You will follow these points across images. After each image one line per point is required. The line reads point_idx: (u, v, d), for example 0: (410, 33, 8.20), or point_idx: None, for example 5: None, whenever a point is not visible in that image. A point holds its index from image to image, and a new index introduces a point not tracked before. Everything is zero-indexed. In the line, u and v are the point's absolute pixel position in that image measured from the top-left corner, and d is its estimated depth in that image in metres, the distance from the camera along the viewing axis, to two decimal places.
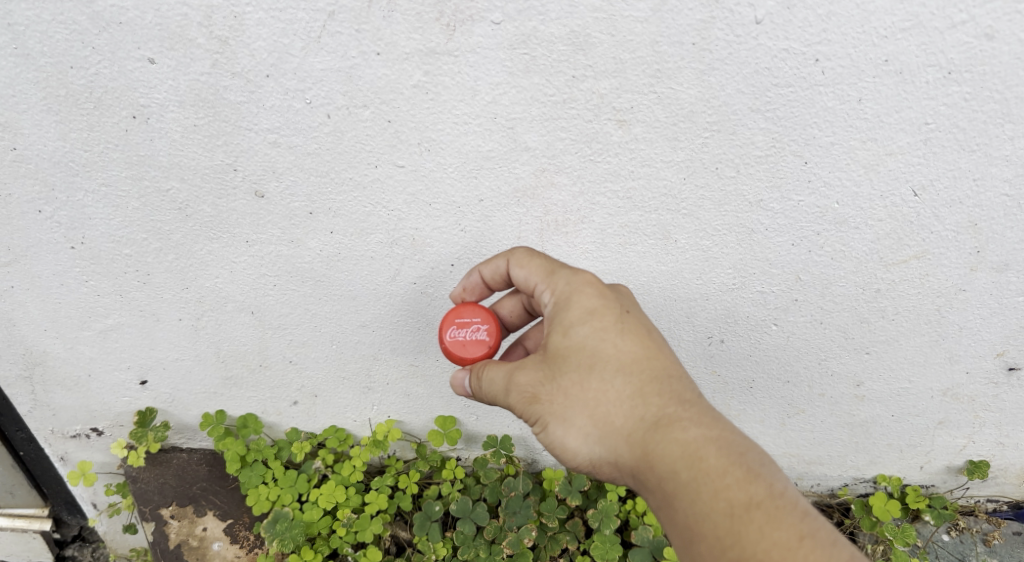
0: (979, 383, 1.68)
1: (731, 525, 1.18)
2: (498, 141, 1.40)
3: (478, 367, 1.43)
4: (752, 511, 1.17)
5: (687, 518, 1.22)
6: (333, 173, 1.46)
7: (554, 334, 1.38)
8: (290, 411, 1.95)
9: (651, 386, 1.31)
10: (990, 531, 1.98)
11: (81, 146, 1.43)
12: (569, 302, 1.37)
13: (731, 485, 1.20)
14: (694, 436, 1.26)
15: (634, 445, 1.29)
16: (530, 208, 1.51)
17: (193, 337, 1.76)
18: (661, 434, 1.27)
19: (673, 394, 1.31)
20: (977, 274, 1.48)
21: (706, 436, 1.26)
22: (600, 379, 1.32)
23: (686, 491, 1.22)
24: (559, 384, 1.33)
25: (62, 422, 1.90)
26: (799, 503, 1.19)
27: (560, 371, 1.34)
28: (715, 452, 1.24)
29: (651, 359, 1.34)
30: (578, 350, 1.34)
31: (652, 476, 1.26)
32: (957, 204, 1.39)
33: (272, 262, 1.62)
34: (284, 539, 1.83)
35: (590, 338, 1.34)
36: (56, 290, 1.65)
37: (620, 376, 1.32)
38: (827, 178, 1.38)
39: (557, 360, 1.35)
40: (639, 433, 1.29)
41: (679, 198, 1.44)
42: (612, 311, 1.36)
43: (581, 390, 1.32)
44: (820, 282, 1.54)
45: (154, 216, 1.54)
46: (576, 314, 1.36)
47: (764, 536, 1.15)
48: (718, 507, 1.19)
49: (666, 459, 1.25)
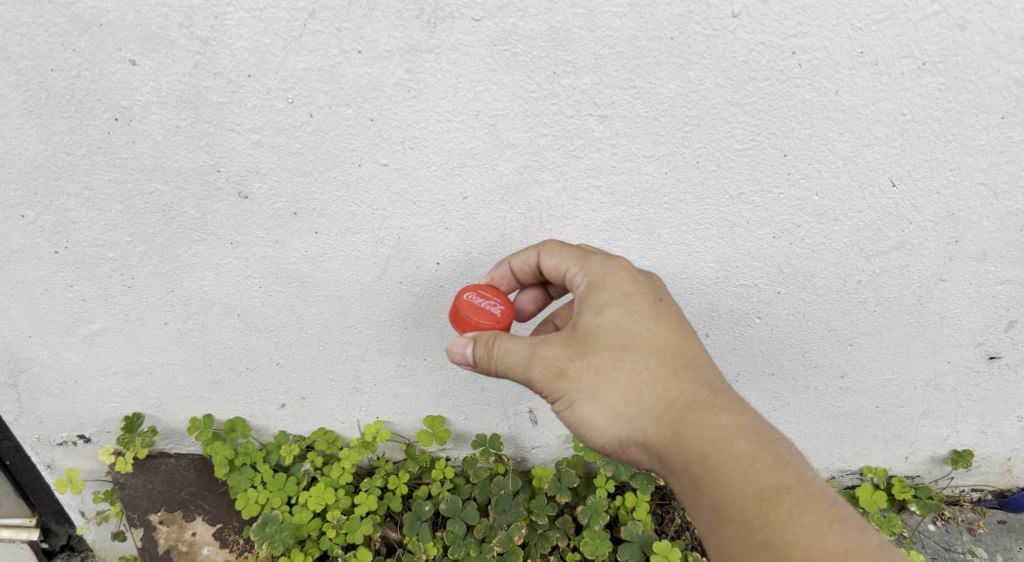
0: (961, 372, 1.70)
1: (761, 509, 1.17)
2: (480, 138, 1.41)
3: (490, 337, 1.36)
4: (783, 496, 1.18)
5: (716, 501, 1.20)
6: (316, 173, 1.47)
7: (586, 312, 1.35)
8: (278, 414, 1.93)
9: (684, 371, 1.30)
10: (975, 520, 1.99)
11: (63, 149, 1.43)
12: (604, 283, 1.34)
13: (762, 470, 1.20)
14: (726, 421, 1.25)
15: (665, 426, 1.27)
16: (513, 205, 1.52)
17: (180, 341, 1.75)
18: (694, 417, 1.25)
19: (704, 381, 1.30)
20: (956, 263, 1.50)
21: (738, 423, 1.25)
22: (634, 360, 1.30)
23: (716, 474, 1.21)
24: (589, 361, 1.30)
25: (48, 429, 1.89)
26: (826, 491, 1.21)
27: (591, 350, 1.31)
28: (747, 439, 1.23)
29: (684, 345, 1.33)
30: (612, 330, 1.32)
31: (681, 458, 1.24)
32: (934, 194, 1.41)
33: (257, 263, 1.62)
34: (274, 541, 1.81)
35: (624, 319, 1.33)
36: (41, 295, 1.64)
37: (653, 358, 1.30)
38: (806, 170, 1.40)
39: (588, 338, 1.32)
40: (670, 415, 1.27)
41: (661, 192, 1.46)
42: (647, 296, 1.35)
43: (612, 369, 1.30)
44: (802, 274, 1.55)
45: (138, 219, 1.54)
46: (611, 295, 1.34)
47: (794, 521, 1.16)
48: (749, 490, 1.18)
49: (698, 441, 1.23)
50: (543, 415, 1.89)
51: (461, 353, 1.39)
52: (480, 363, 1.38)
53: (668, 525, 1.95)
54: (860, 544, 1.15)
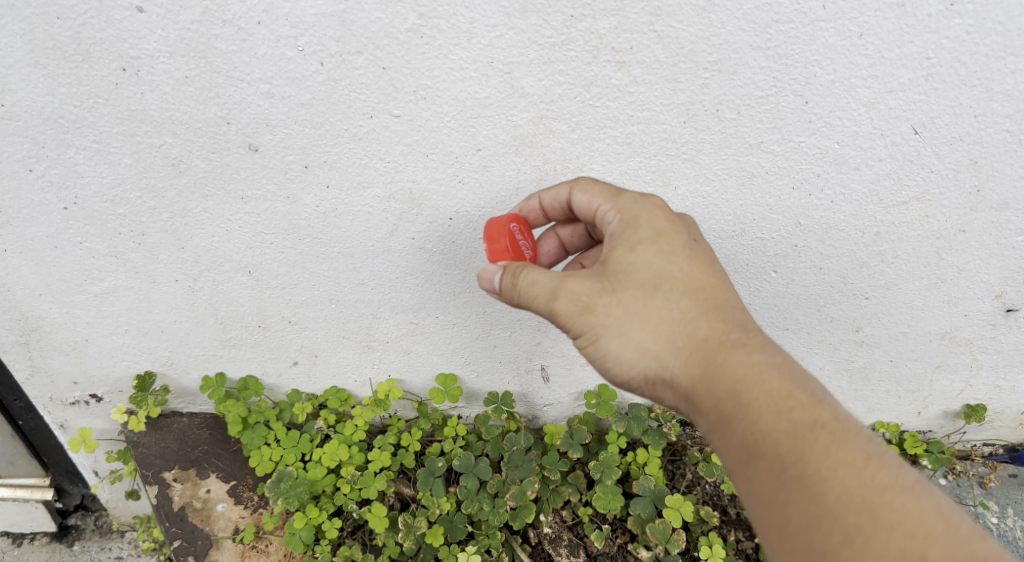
0: (978, 325, 1.69)
1: (795, 444, 1.16)
2: (495, 87, 1.38)
3: (517, 265, 1.37)
4: (817, 431, 1.17)
5: (747, 436, 1.20)
6: (328, 125, 1.44)
7: (618, 250, 1.37)
8: (290, 372, 1.94)
9: (715, 311, 1.32)
10: (987, 474, 2.00)
11: (71, 101, 1.40)
12: (638, 221, 1.36)
13: (796, 407, 1.19)
14: (758, 360, 1.25)
15: (695, 363, 1.28)
16: (528, 157, 1.49)
17: (191, 299, 1.74)
18: (725, 354, 1.27)
19: (735, 322, 1.32)
20: (977, 214, 1.49)
21: (769, 361, 1.25)
22: (665, 298, 1.32)
23: (747, 409, 1.21)
24: (619, 297, 1.32)
25: (60, 388, 1.89)
26: (862, 429, 1.19)
27: (621, 287, 1.33)
28: (780, 376, 1.23)
29: (716, 286, 1.35)
30: (643, 267, 1.34)
31: (710, 394, 1.25)
32: (957, 141, 1.39)
33: (269, 219, 1.60)
34: (289, 496, 1.83)
35: (657, 259, 1.34)
36: (51, 252, 1.62)
37: (685, 297, 1.33)
38: (827, 118, 1.37)
39: (619, 275, 1.34)
40: (700, 353, 1.28)
41: (680, 142, 1.43)
42: (681, 236, 1.36)
43: (643, 305, 1.32)
44: (820, 226, 1.54)
45: (148, 173, 1.52)
46: (645, 234, 1.36)
47: (829, 457, 1.15)
48: (782, 425, 1.18)
49: (730, 376, 1.24)
50: (555, 372, 1.89)
51: (490, 281, 1.40)
52: (505, 291, 1.39)
53: (680, 480, 1.97)
54: (897, 478, 1.13)
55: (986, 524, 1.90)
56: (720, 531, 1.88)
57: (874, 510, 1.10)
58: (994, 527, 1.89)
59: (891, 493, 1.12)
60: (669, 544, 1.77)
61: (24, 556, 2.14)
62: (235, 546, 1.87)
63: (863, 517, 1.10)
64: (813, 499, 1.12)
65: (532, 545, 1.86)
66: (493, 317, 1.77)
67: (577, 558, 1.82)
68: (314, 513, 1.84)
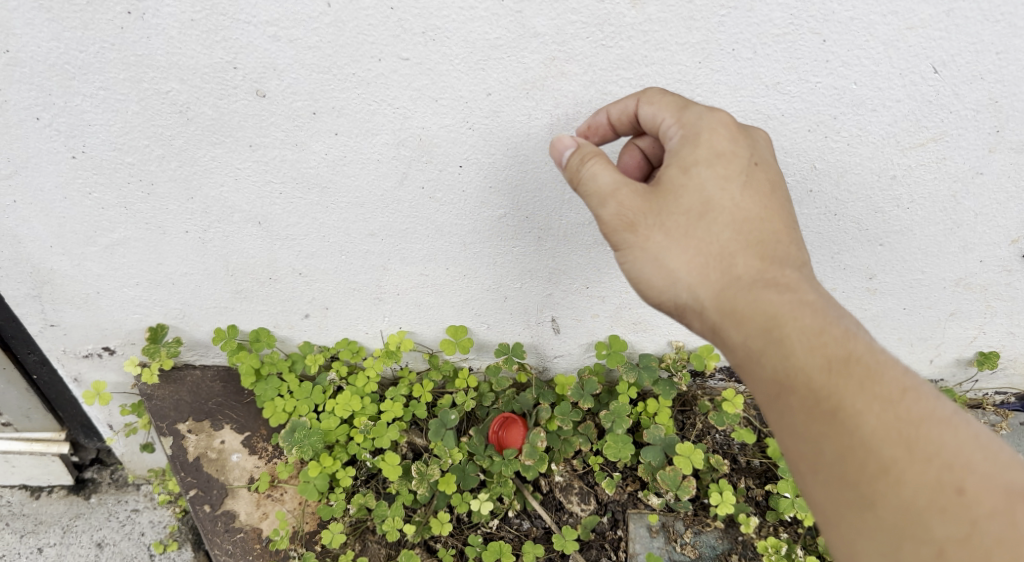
0: (992, 271, 1.68)
1: (830, 377, 1.15)
2: (505, 27, 1.32)
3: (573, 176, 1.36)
4: (853, 365, 1.15)
5: (779, 369, 1.19)
6: (335, 69, 1.39)
7: (673, 169, 1.35)
8: (302, 324, 1.94)
9: (756, 246, 1.31)
10: (998, 421, 2.01)
11: (76, 46, 1.37)
12: (698, 139, 1.31)
13: (831, 342, 1.18)
14: (793, 298, 1.24)
15: (729, 297, 1.28)
16: (539, 101, 1.43)
17: (201, 251, 1.73)
18: (759, 291, 1.27)
19: (772, 259, 1.31)
20: (996, 155, 1.46)
21: (803, 298, 1.24)
22: (708, 228, 1.32)
23: (782, 343, 1.20)
24: (662, 222, 1.33)
25: (74, 341, 1.90)
26: (899, 363, 1.17)
27: (667, 212, 1.33)
28: (814, 314, 1.22)
29: (763, 219, 1.32)
30: (692, 192, 1.33)
31: (742, 330, 1.25)
32: (978, 80, 1.36)
33: (277, 168, 1.56)
34: (303, 446, 1.85)
35: (710, 183, 1.32)
36: (60, 204, 1.61)
37: (728, 229, 1.32)
38: (846, 57, 1.34)
39: (668, 198, 1.34)
40: (732, 291, 1.29)
41: (694, 83, 1.40)
42: (741, 157, 1.32)
43: (685, 233, 1.32)
44: (835, 170, 1.52)
45: (155, 120, 1.48)
46: (703, 153, 1.32)
47: (865, 390, 1.13)
48: (817, 359, 1.16)
49: (764, 312, 1.24)
50: (566, 323, 1.89)
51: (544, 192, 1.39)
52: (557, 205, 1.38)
53: (690, 430, 1.99)
54: (937, 412, 1.11)
55: None
56: (730, 479, 1.91)
57: (911, 442, 1.09)
58: None
59: (931, 425, 1.10)
60: (680, 490, 1.79)
61: (42, 509, 2.17)
62: (251, 495, 1.90)
63: (900, 448, 1.09)
64: (846, 431, 1.11)
65: (543, 493, 1.91)
66: (504, 268, 1.76)
67: (588, 505, 1.88)
68: (328, 462, 1.87)
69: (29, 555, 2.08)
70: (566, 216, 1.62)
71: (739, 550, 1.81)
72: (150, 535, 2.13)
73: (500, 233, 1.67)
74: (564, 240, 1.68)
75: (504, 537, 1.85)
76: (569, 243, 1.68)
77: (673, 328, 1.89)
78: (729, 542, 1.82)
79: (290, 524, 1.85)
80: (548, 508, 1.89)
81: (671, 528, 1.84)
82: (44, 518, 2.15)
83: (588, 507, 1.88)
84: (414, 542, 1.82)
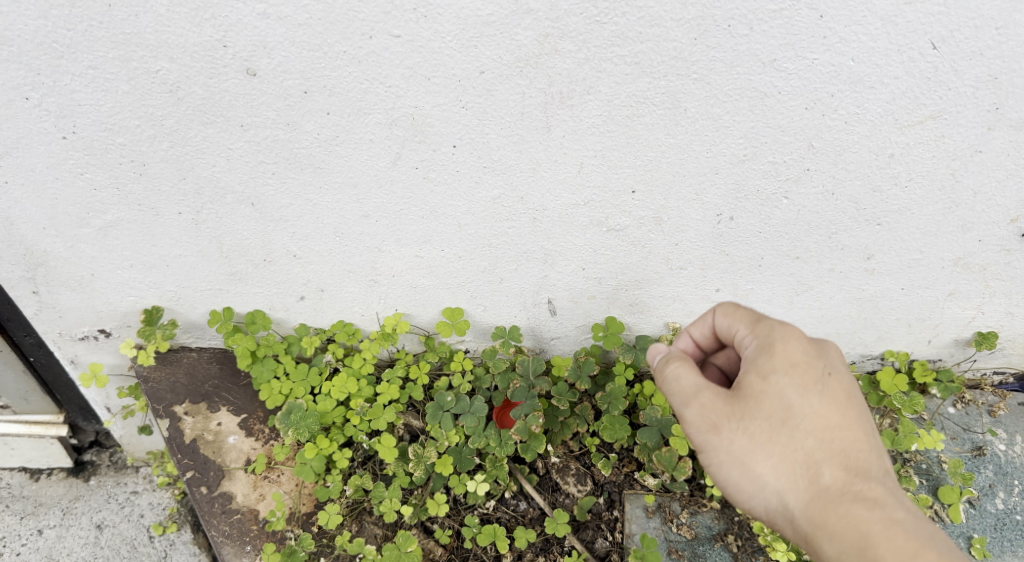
0: (991, 251, 1.67)
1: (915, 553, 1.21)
2: (498, 4, 1.30)
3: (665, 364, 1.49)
4: None
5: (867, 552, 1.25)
6: (326, 47, 1.38)
7: (751, 374, 1.40)
8: (298, 307, 1.93)
9: (841, 458, 1.34)
10: (996, 402, 2.00)
11: (63, 24, 1.35)
12: (774, 349, 1.41)
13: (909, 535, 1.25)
14: (881, 516, 1.29)
15: (819, 509, 1.32)
16: (533, 80, 1.41)
17: (195, 232, 1.72)
18: (847, 505, 1.31)
19: (857, 470, 1.34)
20: (995, 133, 1.44)
21: (890, 516, 1.29)
22: (791, 435, 1.35)
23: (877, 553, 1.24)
24: (745, 424, 1.37)
25: (69, 324, 1.90)
26: None
27: (750, 417, 1.37)
28: (904, 534, 1.26)
29: (846, 430, 1.37)
30: (775, 397, 1.37)
31: (831, 539, 1.29)
32: (977, 56, 1.34)
33: (269, 148, 1.55)
34: (299, 427, 1.86)
35: (791, 392, 1.36)
36: (52, 184, 1.59)
37: (812, 436, 1.35)
38: (843, 33, 1.32)
39: (750, 401, 1.37)
40: (821, 504, 1.32)
41: (690, 60, 1.37)
42: (817, 369, 1.39)
43: (770, 440, 1.36)
44: (834, 148, 1.49)
45: (145, 100, 1.46)
46: (780, 362, 1.39)
47: None
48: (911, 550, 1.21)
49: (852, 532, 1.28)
50: (562, 305, 1.89)
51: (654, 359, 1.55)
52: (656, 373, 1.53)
53: None
54: None
55: (993, 451, 1.91)
56: None
57: None
58: (1000, 453, 1.91)
59: None
60: (676, 471, 1.80)
61: (41, 491, 2.18)
62: (247, 476, 1.90)
63: None
64: None
65: (540, 475, 1.91)
66: (499, 250, 1.74)
67: (584, 486, 1.88)
68: (324, 444, 1.87)
69: (29, 537, 2.07)
70: (561, 197, 1.61)
71: (735, 530, 1.81)
72: (149, 517, 2.14)
73: (495, 214, 1.65)
74: (559, 221, 1.66)
75: (500, 518, 1.86)
76: (564, 224, 1.66)
77: (669, 309, 1.88)
78: (726, 522, 1.82)
79: (286, 505, 1.85)
80: (543, 489, 1.89)
81: (668, 508, 1.85)
82: (44, 501, 2.15)
83: (584, 487, 1.88)
84: (411, 524, 1.82)
